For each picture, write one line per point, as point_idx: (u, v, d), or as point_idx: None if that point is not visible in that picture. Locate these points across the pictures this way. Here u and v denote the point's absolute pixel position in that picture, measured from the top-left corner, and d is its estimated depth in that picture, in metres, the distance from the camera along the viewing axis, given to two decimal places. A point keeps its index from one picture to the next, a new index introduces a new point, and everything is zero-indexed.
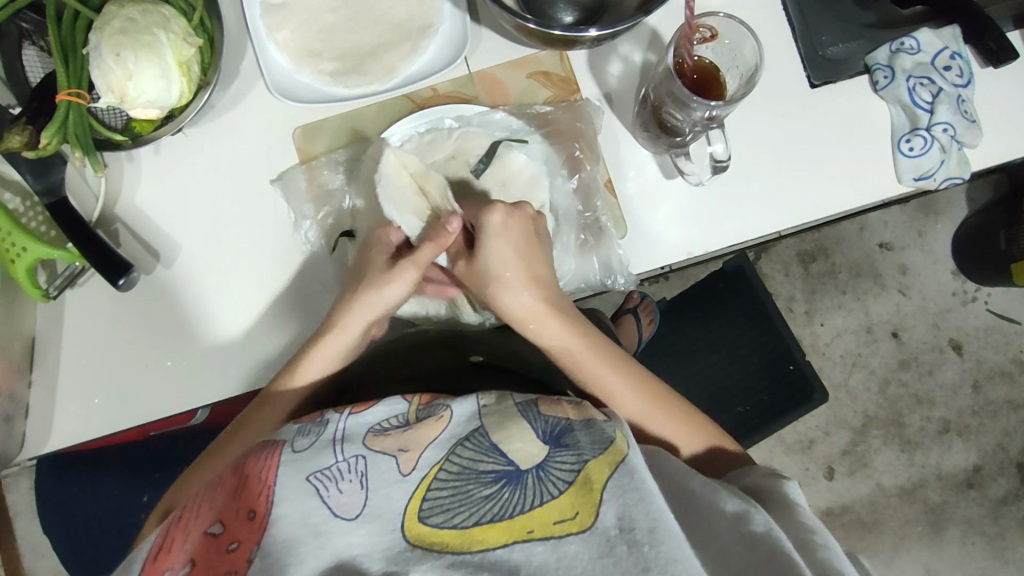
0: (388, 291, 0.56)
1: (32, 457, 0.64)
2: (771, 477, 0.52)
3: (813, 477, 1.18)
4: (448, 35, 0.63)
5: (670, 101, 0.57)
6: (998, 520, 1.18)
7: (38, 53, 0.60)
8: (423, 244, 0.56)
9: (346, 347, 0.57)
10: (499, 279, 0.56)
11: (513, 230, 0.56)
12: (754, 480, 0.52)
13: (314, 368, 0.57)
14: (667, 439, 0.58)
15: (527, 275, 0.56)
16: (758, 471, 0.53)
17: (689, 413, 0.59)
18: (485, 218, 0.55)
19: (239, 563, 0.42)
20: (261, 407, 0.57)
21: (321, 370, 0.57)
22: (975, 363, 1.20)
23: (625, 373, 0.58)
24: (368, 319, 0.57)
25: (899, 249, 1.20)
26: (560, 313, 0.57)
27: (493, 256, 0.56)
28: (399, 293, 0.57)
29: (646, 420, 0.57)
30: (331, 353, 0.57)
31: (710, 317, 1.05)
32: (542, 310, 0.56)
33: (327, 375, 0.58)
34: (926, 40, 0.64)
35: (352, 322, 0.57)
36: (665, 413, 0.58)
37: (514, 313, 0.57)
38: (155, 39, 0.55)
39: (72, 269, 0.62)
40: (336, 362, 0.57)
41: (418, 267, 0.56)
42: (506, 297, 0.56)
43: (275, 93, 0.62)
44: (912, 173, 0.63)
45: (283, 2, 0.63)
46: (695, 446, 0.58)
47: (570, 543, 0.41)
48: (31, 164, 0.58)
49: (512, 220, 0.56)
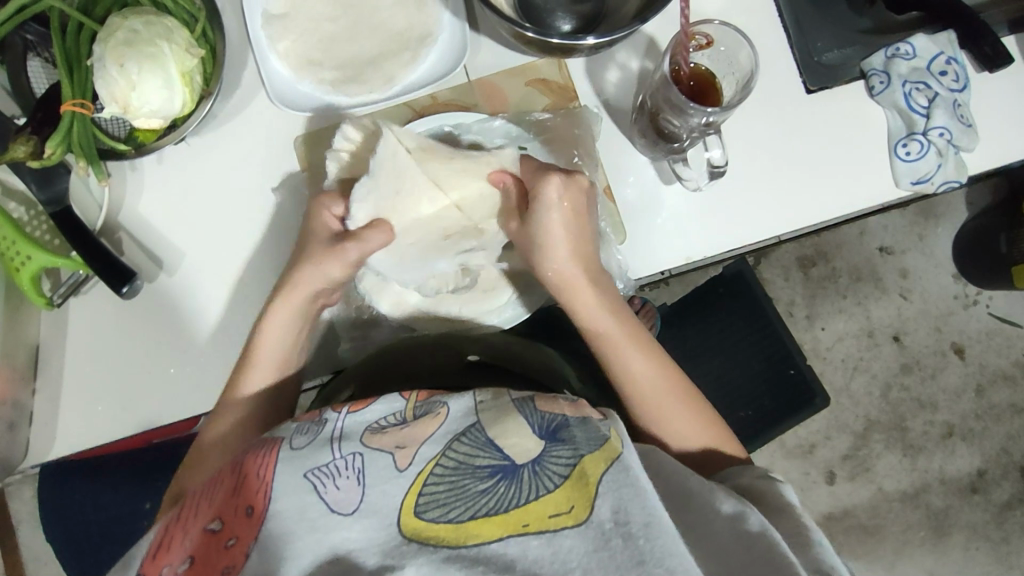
0: (325, 269, 0.58)
1: (35, 464, 0.64)
2: (765, 479, 0.52)
3: (815, 482, 1.17)
4: (447, 44, 0.64)
5: (667, 108, 0.58)
6: (1003, 525, 1.18)
7: (42, 64, 0.61)
8: (372, 229, 0.58)
9: (293, 310, 0.59)
10: (544, 244, 0.57)
11: (566, 205, 0.56)
12: (749, 481, 0.53)
13: (268, 344, 0.59)
14: (680, 429, 0.58)
15: (573, 251, 0.58)
16: (752, 473, 0.53)
17: (703, 410, 0.60)
18: (544, 188, 0.55)
19: (239, 557, 0.43)
20: (229, 401, 0.59)
21: (277, 339, 0.59)
22: (978, 367, 1.20)
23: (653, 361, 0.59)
24: (316, 282, 0.59)
25: (900, 253, 1.20)
26: (600, 290, 0.59)
27: (542, 226, 0.57)
28: (333, 269, 0.59)
29: (664, 409, 0.58)
30: (280, 318, 0.59)
31: (709, 322, 1.05)
32: (580, 281, 0.58)
33: (285, 344, 0.60)
34: (922, 45, 0.65)
35: (302, 284, 0.59)
36: (684, 403, 0.59)
37: (553, 278, 0.58)
38: (159, 50, 0.56)
39: (75, 277, 0.63)
40: (290, 327, 0.60)
41: (363, 246, 0.58)
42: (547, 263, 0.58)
43: (278, 104, 0.63)
44: (910, 177, 0.64)
45: (284, 13, 0.64)
46: (700, 442, 0.58)
47: (566, 536, 0.41)
48: (36, 174, 0.59)
49: (567, 194, 0.56)
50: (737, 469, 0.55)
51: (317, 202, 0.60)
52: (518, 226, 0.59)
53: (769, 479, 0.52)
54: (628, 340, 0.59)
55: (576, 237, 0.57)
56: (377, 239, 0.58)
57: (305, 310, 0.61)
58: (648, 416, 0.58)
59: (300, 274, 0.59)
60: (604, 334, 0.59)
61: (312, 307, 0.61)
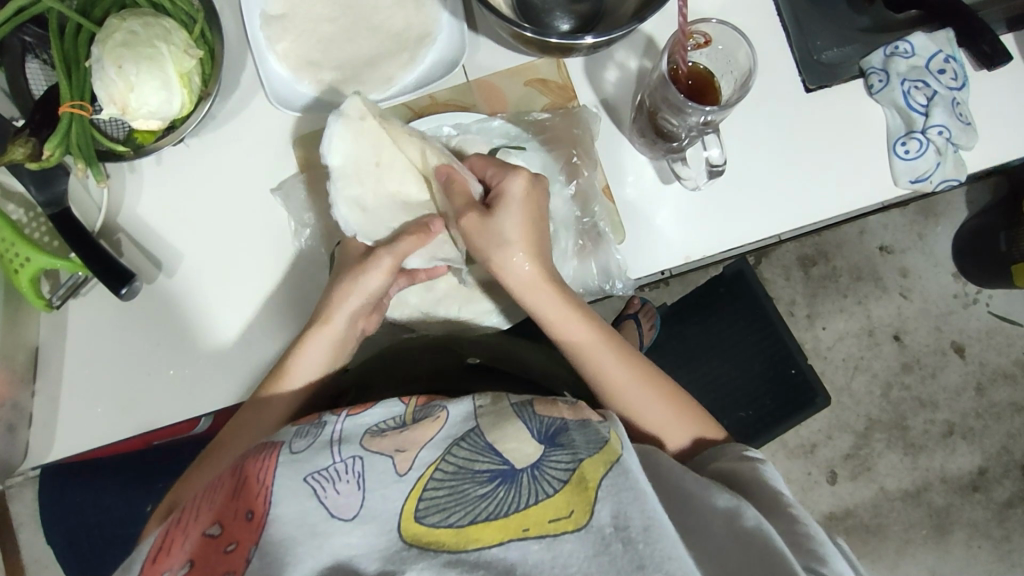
0: (366, 283, 0.58)
1: (35, 466, 0.64)
2: (747, 460, 0.52)
3: (816, 481, 1.17)
4: (446, 45, 0.64)
5: (666, 107, 0.58)
6: (1004, 523, 1.17)
7: (41, 66, 0.61)
8: (402, 238, 0.58)
9: (330, 340, 0.59)
10: (503, 243, 0.57)
11: (528, 201, 0.57)
12: (729, 465, 0.53)
13: (303, 365, 0.58)
14: (655, 422, 0.58)
15: (531, 250, 0.57)
16: (731, 455, 0.54)
17: (681, 402, 0.59)
18: (507, 184, 0.57)
19: (238, 562, 0.42)
20: (252, 410, 0.58)
21: (309, 365, 0.59)
22: (978, 365, 1.20)
23: (623, 358, 0.59)
24: (352, 308, 0.58)
25: (900, 252, 1.20)
26: (561, 291, 0.58)
27: (504, 222, 0.57)
28: (371, 285, 0.58)
29: (638, 404, 0.58)
30: (318, 346, 0.58)
31: (710, 321, 1.05)
32: (541, 282, 0.58)
33: (318, 369, 0.59)
34: (920, 44, 0.65)
35: (343, 305, 0.58)
36: (657, 396, 0.58)
37: (513, 281, 0.58)
38: (156, 51, 0.55)
39: (74, 278, 0.62)
40: (323, 356, 0.59)
41: (396, 255, 0.58)
42: (505, 265, 0.57)
43: (275, 103, 0.63)
44: (909, 175, 0.64)
45: (283, 14, 0.64)
46: (682, 435, 0.58)
47: (566, 541, 0.41)
48: (34, 175, 0.59)
49: (531, 192, 0.57)
50: (717, 451, 0.56)
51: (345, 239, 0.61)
52: (477, 221, 0.57)
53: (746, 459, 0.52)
54: (595, 337, 0.59)
55: (536, 234, 0.58)
56: (387, 263, 0.58)
57: (341, 341, 0.60)
58: (624, 411, 0.59)
59: (342, 295, 0.58)
60: (569, 335, 0.59)
61: (350, 336, 0.60)
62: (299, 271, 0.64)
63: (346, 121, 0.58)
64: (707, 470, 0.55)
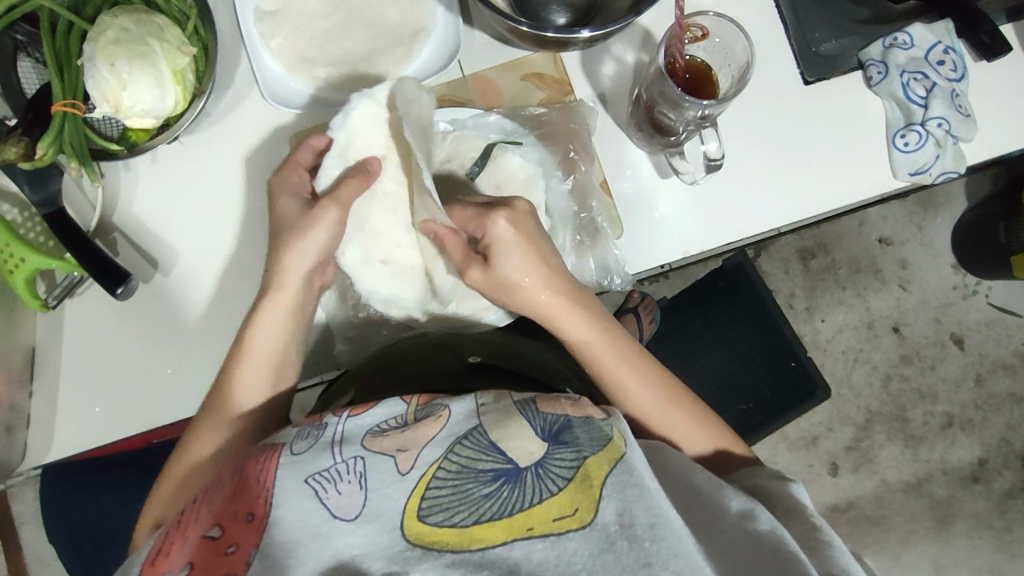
0: (312, 237, 0.58)
1: (33, 466, 0.64)
2: (778, 480, 0.52)
3: (817, 474, 1.17)
4: (441, 39, 0.64)
5: (663, 101, 0.57)
6: (1004, 514, 1.18)
7: (33, 65, 0.60)
8: (341, 186, 0.59)
9: (287, 306, 0.58)
10: (514, 283, 0.55)
11: (523, 236, 0.55)
12: (760, 482, 0.53)
13: (261, 346, 0.57)
14: (681, 436, 0.58)
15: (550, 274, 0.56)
16: (763, 474, 0.53)
17: (704, 414, 0.59)
18: (493, 229, 0.54)
19: (239, 564, 0.42)
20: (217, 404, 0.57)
21: (266, 339, 0.57)
22: (978, 357, 1.20)
23: (646, 376, 0.58)
24: (303, 269, 0.58)
25: (899, 244, 1.20)
26: (580, 309, 0.57)
27: (507, 267, 0.55)
28: (308, 246, 0.58)
29: (664, 420, 0.58)
30: (274, 315, 0.58)
31: (710, 316, 1.05)
32: (557, 304, 0.56)
33: (278, 346, 0.58)
34: (919, 35, 0.64)
35: (285, 274, 0.57)
36: (681, 410, 0.58)
37: (531, 309, 0.56)
38: (149, 49, 0.55)
39: (70, 279, 0.62)
40: (284, 323, 0.58)
41: (338, 205, 0.58)
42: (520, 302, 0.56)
43: (270, 100, 0.63)
44: (908, 168, 0.63)
45: (276, 9, 0.63)
46: (707, 446, 0.58)
47: (570, 539, 0.41)
48: (28, 175, 0.58)
49: (519, 226, 0.55)
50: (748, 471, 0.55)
51: (281, 176, 0.60)
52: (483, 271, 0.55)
53: (777, 480, 0.52)
54: (617, 356, 0.58)
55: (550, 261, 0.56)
56: (329, 214, 0.58)
57: (291, 306, 0.58)
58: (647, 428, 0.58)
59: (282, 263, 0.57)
60: (592, 354, 0.58)
61: (306, 301, 0.60)
62: None
63: (369, 105, 0.61)
64: (743, 483, 0.54)
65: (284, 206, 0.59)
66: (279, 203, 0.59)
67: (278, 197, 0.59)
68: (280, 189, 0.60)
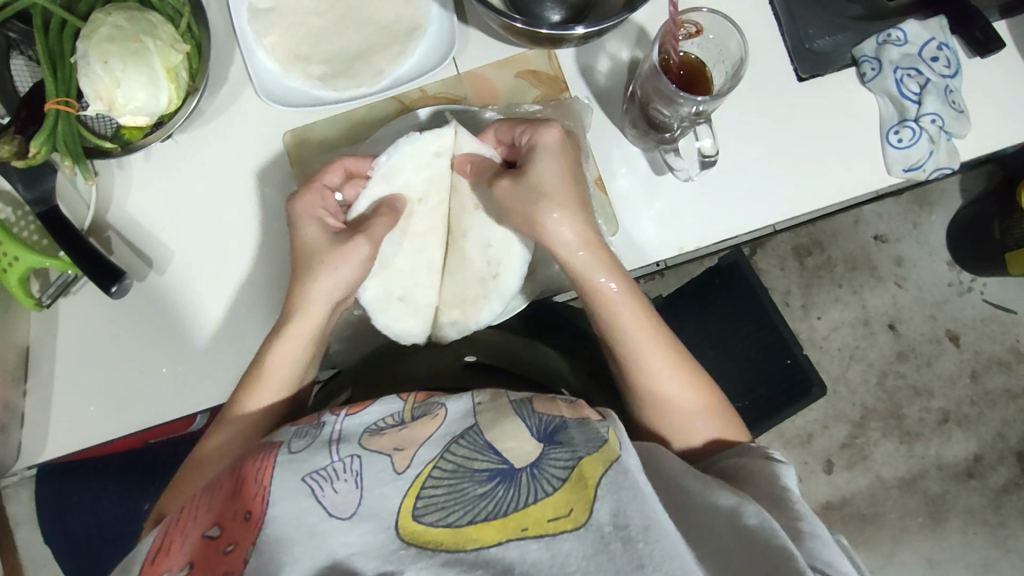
0: (341, 270, 0.57)
1: (27, 465, 0.64)
2: (768, 459, 0.52)
3: (813, 470, 1.18)
4: (436, 37, 0.64)
5: (657, 97, 0.57)
6: (999, 510, 1.18)
7: (26, 62, 0.60)
8: (375, 220, 0.58)
9: (310, 330, 0.58)
10: (546, 196, 0.56)
11: (563, 153, 0.57)
12: (748, 461, 0.53)
13: (280, 364, 0.57)
14: (682, 410, 0.57)
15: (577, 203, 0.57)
16: (751, 453, 0.54)
17: (710, 392, 0.59)
18: (541, 135, 0.57)
19: (236, 563, 0.42)
20: (231, 420, 0.57)
21: (288, 361, 0.58)
22: (973, 354, 1.20)
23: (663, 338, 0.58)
24: (328, 297, 0.58)
25: (895, 242, 1.20)
26: (604, 253, 0.58)
27: (542, 174, 0.57)
28: (339, 272, 0.57)
29: (669, 389, 0.57)
30: (296, 337, 0.58)
31: (704, 311, 1.09)
32: (590, 239, 0.57)
33: (298, 366, 0.58)
34: (913, 31, 0.64)
35: (310, 295, 0.57)
36: (687, 382, 0.58)
37: (556, 237, 0.57)
38: (142, 46, 0.55)
39: (64, 276, 0.62)
40: (304, 347, 0.58)
41: (370, 240, 0.57)
42: (550, 217, 0.56)
43: (264, 97, 0.62)
44: (902, 164, 0.63)
45: (271, 7, 0.63)
46: (700, 436, 0.58)
47: (565, 539, 0.41)
48: (21, 174, 0.58)
49: (563, 145, 0.58)
50: (733, 450, 0.56)
51: (301, 207, 0.58)
52: (513, 181, 0.57)
53: (763, 458, 0.52)
54: (634, 312, 0.58)
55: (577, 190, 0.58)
56: (361, 245, 0.57)
57: (313, 334, 0.58)
58: (650, 396, 0.58)
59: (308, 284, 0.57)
60: (611, 304, 0.58)
61: (327, 323, 0.60)
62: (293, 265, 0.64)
63: (414, 148, 0.59)
64: (729, 463, 0.54)
65: (305, 231, 0.58)
66: (301, 231, 0.58)
67: (301, 223, 0.58)
68: (299, 216, 0.58)
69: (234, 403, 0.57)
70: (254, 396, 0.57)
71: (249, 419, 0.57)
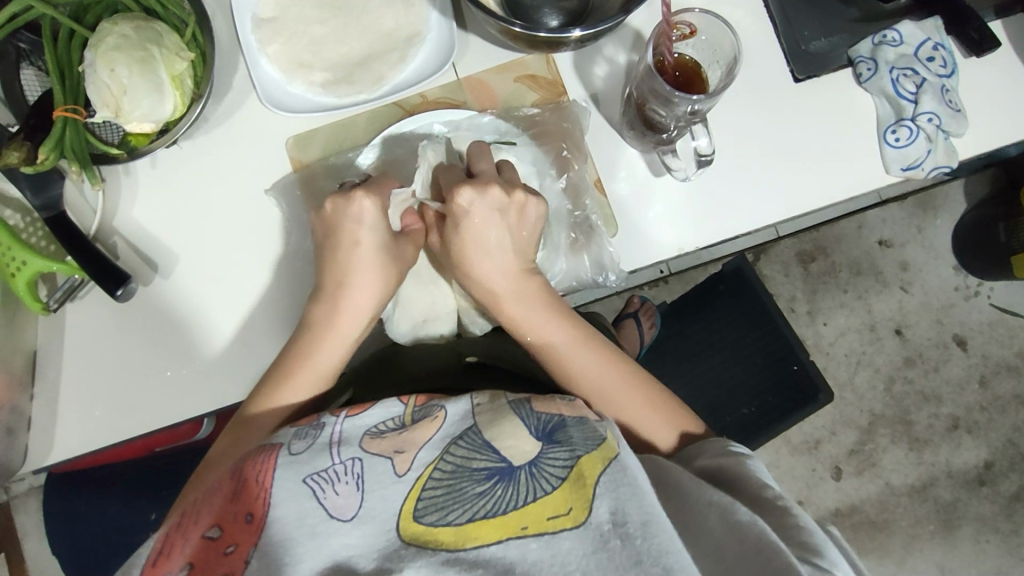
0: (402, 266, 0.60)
1: (33, 468, 0.64)
2: (730, 454, 0.52)
3: (821, 478, 1.17)
4: (436, 43, 0.65)
5: (653, 98, 0.58)
6: (1012, 517, 1.17)
7: (36, 73, 0.61)
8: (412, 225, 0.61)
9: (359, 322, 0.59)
10: (483, 254, 0.58)
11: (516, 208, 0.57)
12: (712, 463, 0.53)
13: (315, 365, 0.58)
14: (640, 424, 0.57)
15: (509, 258, 0.58)
16: (713, 451, 0.54)
17: (665, 398, 0.59)
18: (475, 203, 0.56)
19: (237, 563, 0.43)
20: (244, 424, 0.57)
21: (334, 355, 0.59)
22: (981, 358, 1.19)
23: (603, 361, 0.59)
24: (375, 295, 0.59)
25: (899, 246, 1.20)
26: (528, 301, 0.59)
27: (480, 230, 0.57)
28: (386, 285, 0.59)
29: (625, 405, 0.58)
30: (345, 333, 0.59)
31: (711, 320, 1.08)
32: (510, 292, 0.58)
33: (336, 367, 0.59)
34: (908, 32, 0.65)
35: (351, 301, 0.58)
36: (641, 393, 0.58)
37: (492, 290, 0.59)
38: (149, 54, 0.56)
39: (71, 281, 0.63)
40: (349, 344, 0.59)
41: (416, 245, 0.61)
42: (478, 279, 0.58)
43: (266, 104, 0.63)
44: (900, 163, 0.64)
45: (274, 16, 0.64)
46: (670, 435, 0.58)
47: (565, 538, 0.41)
48: (30, 179, 0.59)
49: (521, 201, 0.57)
50: (700, 447, 0.55)
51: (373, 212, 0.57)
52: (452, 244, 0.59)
53: (729, 453, 0.52)
54: (574, 345, 0.59)
55: (517, 247, 0.58)
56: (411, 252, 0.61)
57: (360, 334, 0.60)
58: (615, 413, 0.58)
59: (352, 290, 0.58)
60: (546, 343, 0.59)
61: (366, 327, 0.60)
62: (289, 271, 0.64)
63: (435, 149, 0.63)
64: (691, 467, 0.54)
65: (368, 239, 0.57)
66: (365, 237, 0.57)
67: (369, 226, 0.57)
68: (369, 216, 0.57)
69: (262, 399, 0.57)
70: (277, 397, 0.57)
71: (274, 411, 0.57)
